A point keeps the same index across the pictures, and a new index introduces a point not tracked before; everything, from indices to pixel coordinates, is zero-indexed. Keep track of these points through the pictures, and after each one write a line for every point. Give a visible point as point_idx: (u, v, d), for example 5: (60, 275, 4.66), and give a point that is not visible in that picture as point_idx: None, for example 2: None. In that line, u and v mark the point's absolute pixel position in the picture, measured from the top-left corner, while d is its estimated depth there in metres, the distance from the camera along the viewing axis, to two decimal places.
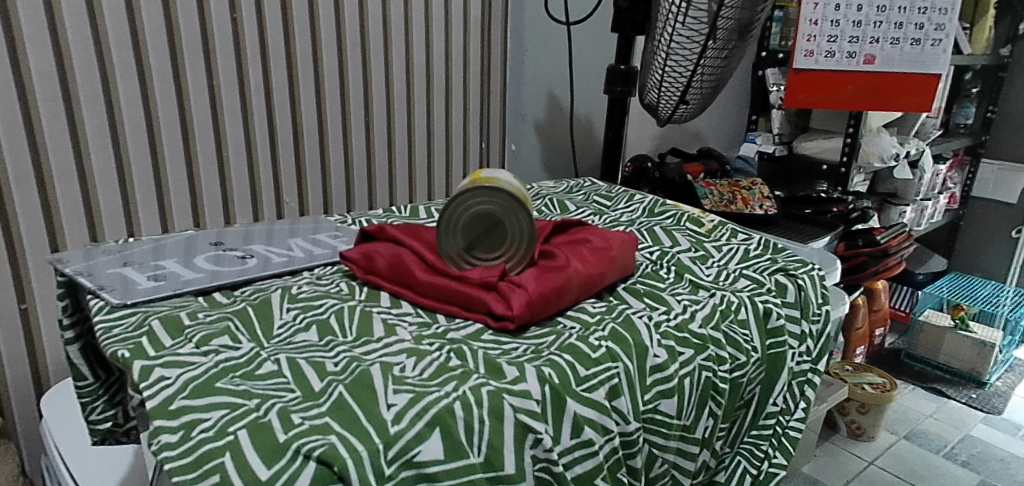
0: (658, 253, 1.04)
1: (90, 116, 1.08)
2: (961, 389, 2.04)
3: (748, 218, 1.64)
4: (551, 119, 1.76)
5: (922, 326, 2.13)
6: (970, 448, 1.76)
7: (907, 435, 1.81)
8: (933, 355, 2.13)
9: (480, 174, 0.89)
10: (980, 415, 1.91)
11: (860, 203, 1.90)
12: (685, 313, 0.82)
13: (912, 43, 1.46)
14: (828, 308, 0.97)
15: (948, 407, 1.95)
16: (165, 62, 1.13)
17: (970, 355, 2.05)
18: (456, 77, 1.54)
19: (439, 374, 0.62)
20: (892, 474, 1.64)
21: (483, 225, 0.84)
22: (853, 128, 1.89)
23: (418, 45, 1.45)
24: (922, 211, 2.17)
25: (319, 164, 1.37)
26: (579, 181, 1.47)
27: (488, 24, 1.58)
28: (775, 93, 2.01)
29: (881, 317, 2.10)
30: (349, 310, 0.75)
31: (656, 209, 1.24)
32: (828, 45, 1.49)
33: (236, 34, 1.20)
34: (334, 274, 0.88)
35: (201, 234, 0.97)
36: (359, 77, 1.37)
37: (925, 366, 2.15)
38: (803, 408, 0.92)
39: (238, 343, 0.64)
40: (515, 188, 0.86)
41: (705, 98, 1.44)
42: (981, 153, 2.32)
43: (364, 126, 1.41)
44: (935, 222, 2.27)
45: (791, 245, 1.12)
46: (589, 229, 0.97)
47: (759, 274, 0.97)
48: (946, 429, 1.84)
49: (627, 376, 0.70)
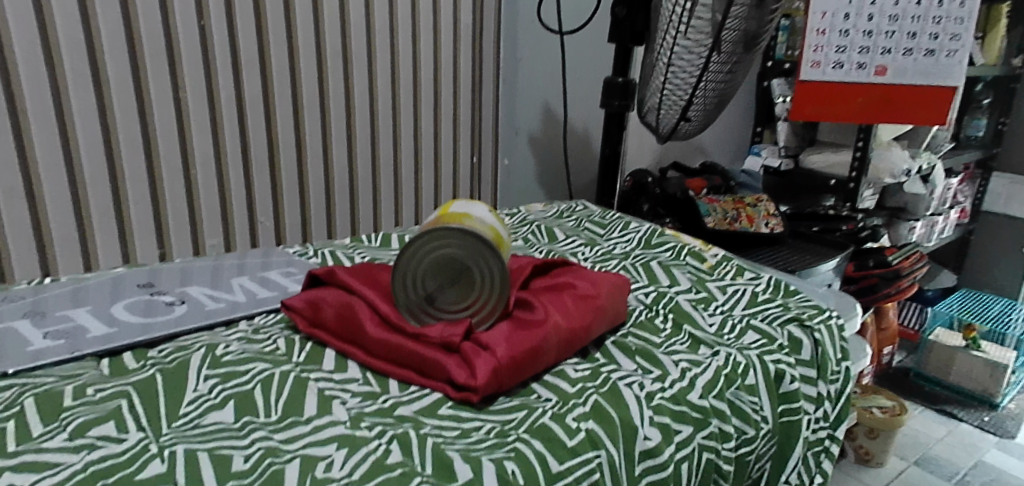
0: (654, 295, 0.91)
1: (41, 134, 0.96)
2: (973, 411, 1.85)
3: (754, 236, 1.52)
4: (546, 132, 1.62)
5: (931, 345, 1.93)
6: (984, 475, 1.57)
7: (918, 461, 1.61)
8: (944, 375, 1.93)
9: (447, 209, 0.76)
10: (992, 440, 1.72)
11: (869, 222, 1.80)
12: (683, 380, 0.69)
13: (926, 53, 1.32)
14: (848, 363, 0.85)
15: (961, 430, 1.76)
16: (123, 71, 1.01)
17: (982, 376, 1.85)
18: (445, 88, 1.41)
19: (372, 476, 0.51)
20: None
21: (446, 273, 0.71)
22: (863, 141, 1.76)
23: (404, 52, 1.32)
24: (932, 226, 2.04)
25: (296, 184, 1.25)
26: (571, 204, 1.35)
27: (482, 30, 1.45)
28: (781, 104, 1.89)
29: (890, 335, 1.93)
30: (279, 377, 0.63)
31: (653, 240, 1.12)
32: (836, 56, 1.36)
33: (203, 43, 1.07)
34: (274, 325, 0.76)
35: (127, 273, 0.84)
36: (340, 89, 1.25)
37: (934, 386, 1.95)
38: (818, 483, 0.80)
39: (123, 434, 0.52)
40: (488, 228, 0.74)
41: (708, 115, 1.32)
42: (993, 166, 2.18)
43: (346, 140, 1.28)
44: (945, 238, 2.14)
45: (805, 285, 1.00)
46: (576, 270, 0.84)
47: (768, 324, 0.84)
48: (958, 455, 1.65)
49: (610, 467, 0.58)
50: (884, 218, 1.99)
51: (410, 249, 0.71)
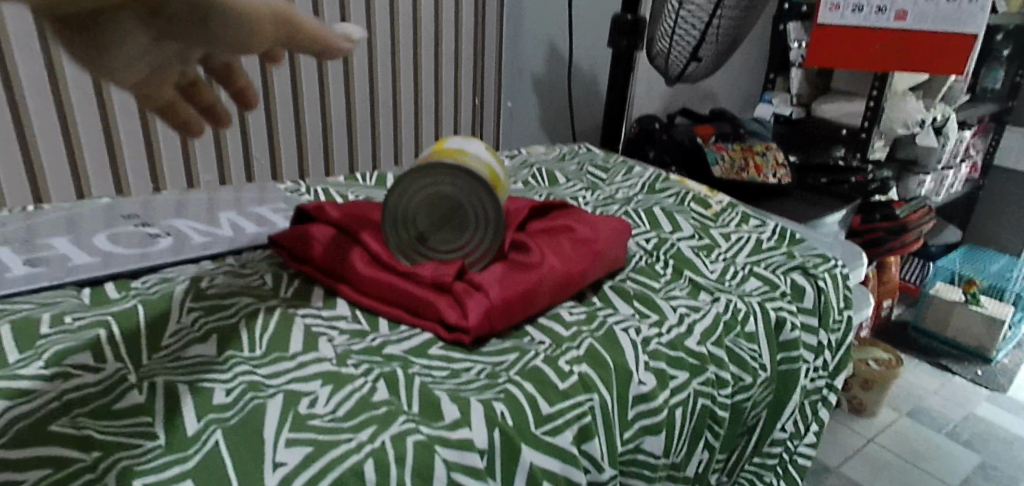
0: (655, 241, 0.89)
1: (24, 62, 0.92)
2: (967, 365, 1.83)
3: (760, 188, 1.49)
4: (550, 72, 1.55)
5: (931, 299, 1.90)
6: (974, 427, 1.57)
7: (910, 412, 1.61)
8: (943, 330, 1.90)
9: (442, 146, 0.73)
10: (985, 394, 1.72)
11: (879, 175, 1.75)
12: (681, 326, 0.68)
13: None
14: (850, 313, 0.83)
15: (954, 384, 1.75)
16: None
17: (979, 332, 1.84)
18: (447, 25, 1.34)
19: (357, 413, 0.49)
20: (893, 453, 1.46)
21: (438, 213, 0.69)
22: (878, 90, 1.70)
23: None
24: (941, 182, 1.99)
25: (292, 120, 1.21)
26: (573, 147, 1.32)
27: None
28: (796, 50, 1.79)
29: (891, 289, 1.90)
30: (265, 314, 0.61)
31: (657, 186, 1.09)
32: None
33: None
34: (261, 260, 0.74)
35: (102, 204, 0.82)
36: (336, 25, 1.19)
37: (932, 341, 1.92)
38: (813, 431, 0.80)
39: (99, 364, 0.51)
40: (483, 166, 0.71)
41: (719, 57, 1.27)
42: (1008, 119, 2.12)
43: (343, 75, 1.24)
44: (954, 193, 2.10)
45: (811, 234, 0.96)
46: (574, 213, 0.82)
47: (771, 272, 0.82)
48: (949, 407, 1.65)
49: (602, 411, 0.56)
50: (893, 171, 1.94)
51: (401, 187, 0.68)
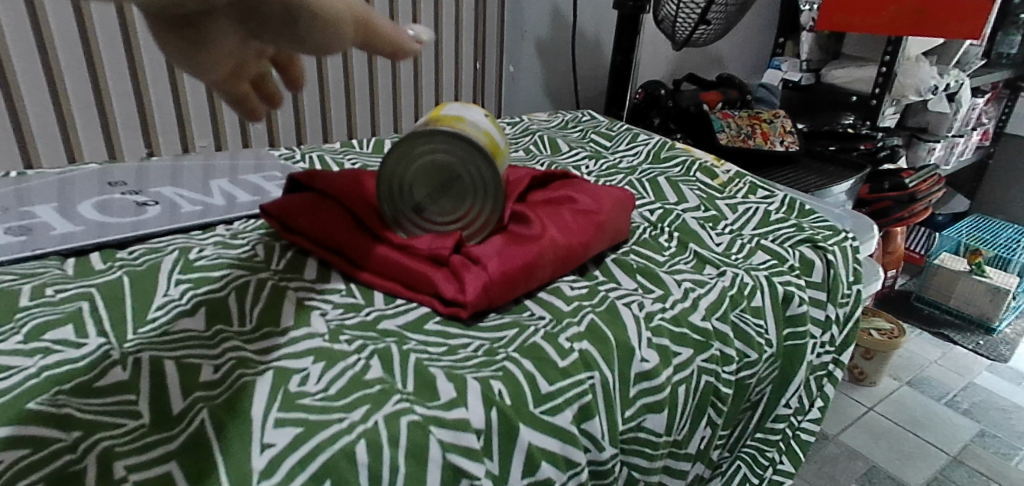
0: (659, 213, 0.87)
1: (9, 21, 0.88)
2: (969, 335, 1.81)
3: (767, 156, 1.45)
4: (554, 33, 1.48)
5: (936, 269, 1.88)
6: (974, 396, 1.55)
7: (911, 381, 1.59)
8: (945, 299, 1.88)
9: (439, 112, 0.70)
10: (987, 363, 1.70)
11: (890, 141, 1.71)
12: (685, 300, 0.66)
13: None
14: (859, 287, 0.81)
15: (956, 353, 1.73)
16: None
17: (983, 301, 1.82)
18: None
19: (349, 391, 0.48)
20: (892, 421, 1.44)
21: (436, 182, 0.66)
22: (890, 55, 1.64)
23: None
24: (951, 148, 1.94)
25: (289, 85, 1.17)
26: (576, 114, 1.28)
27: None
28: (807, 13, 1.72)
29: (896, 259, 1.87)
30: (256, 286, 0.60)
31: (662, 154, 1.06)
32: None
33: None
34: (253, 231, 0.72)
35: (88, 171, 0.80)
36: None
37: (934, 310, 1.91)
38: (818, 407, 0.78)
39: (81, 339, 0.50)
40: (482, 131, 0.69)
41: (730, 19, 1.23)
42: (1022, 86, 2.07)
43: None
44: (964, 161, 2.06)
45: (821, 206, 0.94)
46: (577, 184, 0.79)
47: (778, 245, 0.80)
48: (950, 376, 1.62)
49: (603, 389, 0.55)
50: (903, 139, 1.90)
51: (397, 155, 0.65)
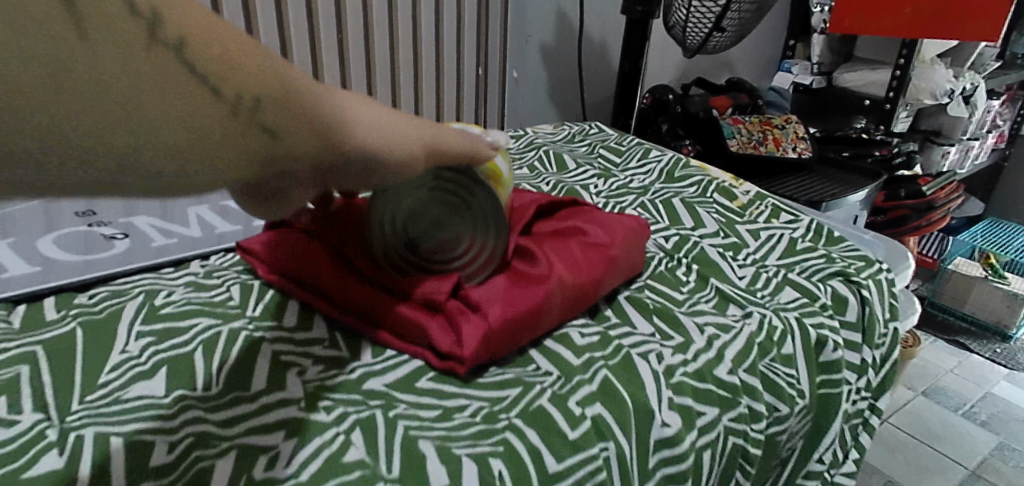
0: (675, 240, 0.80)
1: None
2: (985, 342, 1.64)
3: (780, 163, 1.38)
4: (560, 41, 1.41)
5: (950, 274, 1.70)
6: (992, 407, 1.39)
7: (926, 391, 1.43)
8: (959, 305, 1.70)
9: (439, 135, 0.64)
10: (1004, 372, 1.52)
11: (905, 147, 1.59)
12: (710, 350, 0.59)
13: None
14: (896, 323, 0.74)
15: (972, 362, 1.55)
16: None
17: (998, 307, 1.64)
18: None
19: (322, 478, 0.41)
20: (906, 433, 1.29)
21: (433, 216, 0.58)
22: (904, 59, 1.54)
23: None
24: (966, 152, 1.80)
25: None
26: (583, 125, 1.21)
27: None
28: (818, 14, 1.64)
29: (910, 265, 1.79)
30: (227, 336, 0.53)
31: (677, 173, 0.99)
32: None
33: None
34: (230, 267, 0.65)
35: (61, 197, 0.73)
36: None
37: (948, 316, 1.72)
38: (853, 459, 0.71)
39: (15, 417, 0.43)
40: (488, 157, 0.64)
41: (745, 25, 1.16)
42: None
43: (337, 45, 1.09)
44: (978, 165, 1.93)
45: (848, 231, 0.87)
46: (586, 212, 0.72)
47: (807, 278, 0.73)
48: (967, 386, 1.46)
49: (619, 461, 0.48)
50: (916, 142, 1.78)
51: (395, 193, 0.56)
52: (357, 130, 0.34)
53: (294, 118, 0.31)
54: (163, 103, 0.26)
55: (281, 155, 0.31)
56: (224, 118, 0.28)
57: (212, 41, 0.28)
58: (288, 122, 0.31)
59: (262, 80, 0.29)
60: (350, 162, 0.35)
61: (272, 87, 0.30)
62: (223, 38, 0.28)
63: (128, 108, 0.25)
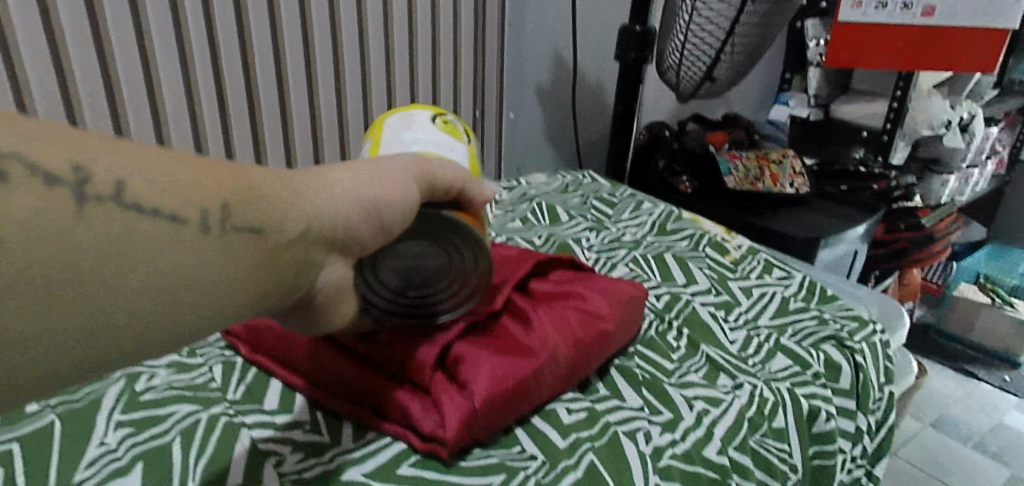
0: (667, 299, 0.79)
1: None
2: (993, 370, 1.60)
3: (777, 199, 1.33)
4: (554, 82, 1.36)
5: (956, 300, 1.67)
6: (1003, 439, 1.35)
7: (935, 423, 1.39)
8: (966, 331, 1.67)
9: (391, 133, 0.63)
10: (1013, 401, 1.48)
11: (905, 179, 1.52)
12: (698, 428, 0.58)
13: None
14: (891, 386, 0.73)
15: (980, 391, 1.52)
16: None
17: (1005, 334, 1.61)
18: (444, 30, 1.11)
19: None
20: (915, 467, 1.25)
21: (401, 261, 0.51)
22: (901, 90, 1.54)
23: None
24: (966, 179, 1.76)
25: (278, 132, 0.95)
26: (576, 174, 1.21)
27: None
28: (813, 49, 1.60)
29: (913, 290, 1.71)
30: (206, 423, 0.53)
31: (668, 227, 0.98)
32: None
33: None
34: (214, 344, 0.65)
35: None
36: (297, 30, 0.92)
37: (955, 344, 1.69)
38: None
39: None
40: (465, 155, 0.63)
41: (741, 67, 1.09)
42: None
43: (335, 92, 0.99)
44: (978, 191, 1.86)
45: (840, 288, 0.86)
46: (589, 277, 0.71)
47: (799, 344, 0.71)
48: (977, 416, 1.42)
49: None
50: (914, 171, 1.71)
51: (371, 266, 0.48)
52: (335, 187, 0.38)
53: (247, 205, 0.32)
54: (161, 245, 0.28)
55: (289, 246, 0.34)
56: (211, 236, 0.30)
57: (150, 159, 0.29)
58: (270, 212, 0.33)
59: (215, 184, 0.31)
60: (351, 215, 0.38)
61: (235, 186, 0.32)
62: (138, 163, 0.29)
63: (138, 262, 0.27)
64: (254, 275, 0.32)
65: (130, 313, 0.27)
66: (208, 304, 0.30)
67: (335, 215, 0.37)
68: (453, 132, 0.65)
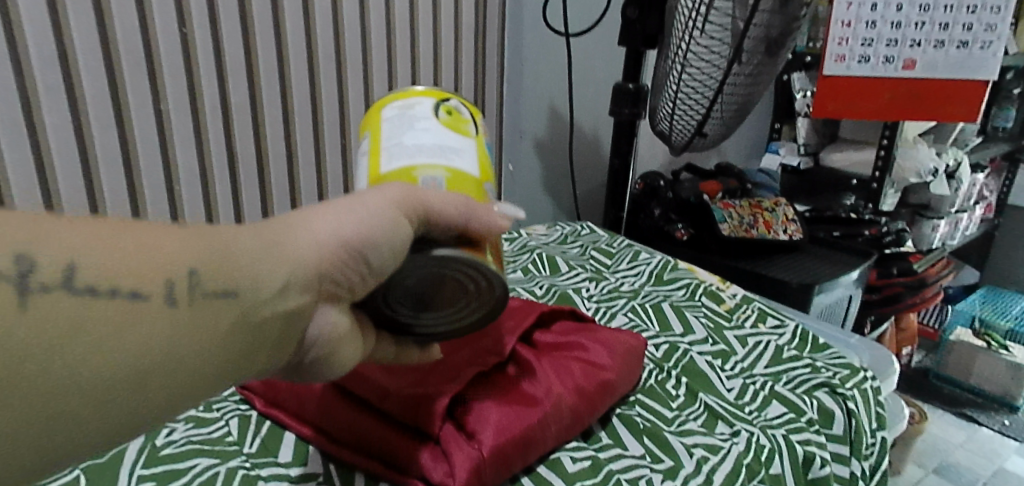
0: (665, 348, 0.81)
1: None
2: (993, 414, 1.61)
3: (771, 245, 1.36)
4: (552, 135, 1.41)
5: (953, 345, 1.70)
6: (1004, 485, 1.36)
7: (936, 469, 1.39)
8: (965, 376, 1.69)
9: (388, 132, 0.49)
10: (1013, 445, 1.49)
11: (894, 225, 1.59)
12: (698, 475, 0.60)
13: (959, 46, 1.11)
14: (883, 432, 0.75)
15: (981, 436, 1.52)
16: (49, 56, 0.75)
17: (1004, 378, 1.62)
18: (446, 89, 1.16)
19: None
20: None
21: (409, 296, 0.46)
22: (888, 139, 1.59)
23: (401, 39, 1.06)
24: (955, 224, 1.80)
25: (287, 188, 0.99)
26: (575, 225, 1.25)
27: (483, 21, 1.20)
28: (801, 101, 1.66)
29: (912, 335, 1.74)
30: (223, 477, 0.55)
31: (665, 276, 1.02)
32: (863, 48, 1.13)
33: (148, 48, 0.82)
34: (229, 398, 0.67)
35: None
36: (305, 91, 0.96)
37: (955, 388, 1.71)
38: None
39: None
40: (476, 162, 0.50)
41: (730, 123, 1.10)
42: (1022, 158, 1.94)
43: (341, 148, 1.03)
44: (968, 235, 1.90)
45: (833, 337, 0.89)
46: (591, 328, 0.74)
47: (793, 391, 0.74)
48: (977, 462, 1.43)
49: None
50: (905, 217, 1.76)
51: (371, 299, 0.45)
52: (322, 224, 0.38)
53: (209, 268, 0.33)
54: (138, 321, 0.30)
55: (276, 300, 0.35)
56: (184, 307, 0.32)
57: (130, 230, 0.32)
58: (252, 269, 0.34)
59: (193, 247, 0.33)
60: (333, 259, 0.38)
61: (214, 247, 0.34)
62: (98, 241, 0.30)
63: (126, 342, 0.30)
64: (225, 336, 0.34)
65: (121, 390, 0.30)
66: (195, 369, 0.32)
67: (316, 260, 0.37)
68: (459, 127, 0.51)
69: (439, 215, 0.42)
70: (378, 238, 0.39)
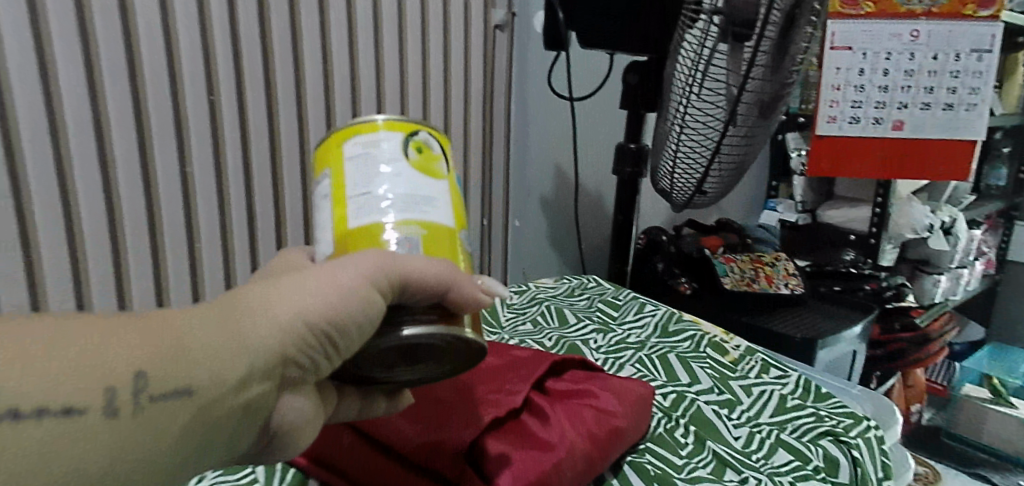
0: (673, 397, 0.84)
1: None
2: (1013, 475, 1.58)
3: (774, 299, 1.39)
4: (557, 193, 1.46)
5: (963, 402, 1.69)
6: None
7: None
8: (979, 435, 1.66)
9: (350, 177, 0.44)
10: None
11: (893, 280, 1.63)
12: None
13: (944, 108, 1.19)
14: (890, 481, 0.76)
15: None
16: (83, 114, 0.78)
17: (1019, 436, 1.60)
18: (457, 149, 1.21)
19: None
20: None
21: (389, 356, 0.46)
22: (882, 197, 1.64)
23: (415, 103, 1.12)
24: (956, 279, 1.83)
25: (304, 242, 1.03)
26: (582, 278, 1.28)
27: (493, 86, 1.26)
28: (796, 159, 1.71)
29: (920, 391, 1.74)
30: None
31: (671, 327, 1.04)
32: (853, 111, 1.20)
33: (179, 111, 0.85)
34: None
35: None
36: None
37: (974, 450, 1.68)
38: None
39: None
40: (450, 209, 0.46)
41: (730, 179, 1.13)
42: (1016, 215, 1.99)
43: None
44: (969, 291, 1.93)
45: (836, 386, 0.92)
46: (599, 376, 0.77)
47: (798, 439, 0.77)
48: None
49: None
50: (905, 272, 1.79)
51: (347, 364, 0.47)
52: (288, 308, 0.40)
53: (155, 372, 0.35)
54: (83, 430, 0.34)
55: (234, 395, 0.38)
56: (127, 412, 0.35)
57: (91, 333, 0.35)
58: (210, 368, 0.37)
59: (147, 350, 0.35)
60: (288, 345, 0.40)
61: (170, 343, 0.36)
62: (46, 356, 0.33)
63: (79, 446, 0.33)
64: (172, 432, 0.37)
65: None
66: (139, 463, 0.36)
67: (268, 348, 0.39)
68: (430, 168, 0.46)
69: (416, 287, 0.41)
70: (347, 322, 0.40)
